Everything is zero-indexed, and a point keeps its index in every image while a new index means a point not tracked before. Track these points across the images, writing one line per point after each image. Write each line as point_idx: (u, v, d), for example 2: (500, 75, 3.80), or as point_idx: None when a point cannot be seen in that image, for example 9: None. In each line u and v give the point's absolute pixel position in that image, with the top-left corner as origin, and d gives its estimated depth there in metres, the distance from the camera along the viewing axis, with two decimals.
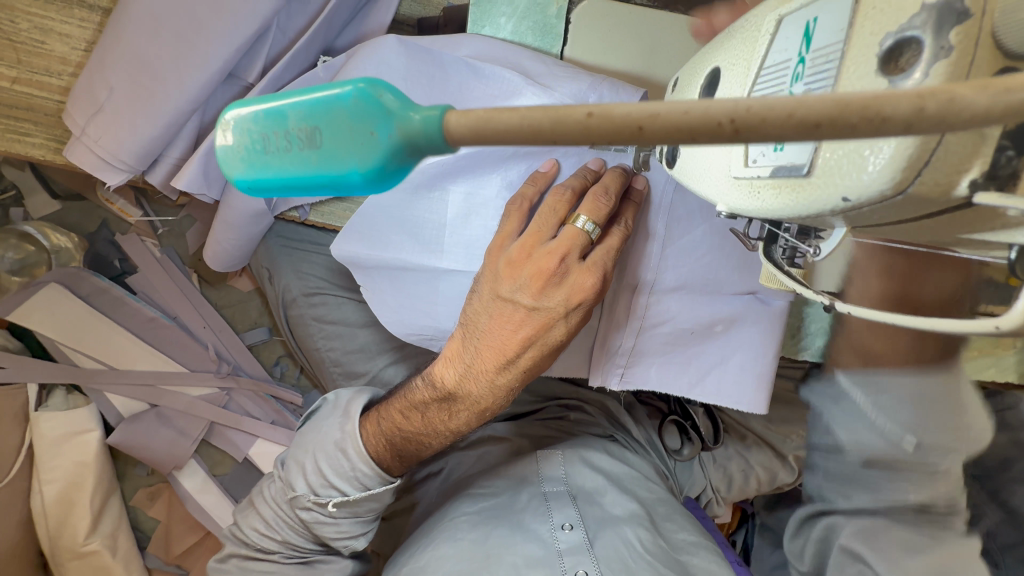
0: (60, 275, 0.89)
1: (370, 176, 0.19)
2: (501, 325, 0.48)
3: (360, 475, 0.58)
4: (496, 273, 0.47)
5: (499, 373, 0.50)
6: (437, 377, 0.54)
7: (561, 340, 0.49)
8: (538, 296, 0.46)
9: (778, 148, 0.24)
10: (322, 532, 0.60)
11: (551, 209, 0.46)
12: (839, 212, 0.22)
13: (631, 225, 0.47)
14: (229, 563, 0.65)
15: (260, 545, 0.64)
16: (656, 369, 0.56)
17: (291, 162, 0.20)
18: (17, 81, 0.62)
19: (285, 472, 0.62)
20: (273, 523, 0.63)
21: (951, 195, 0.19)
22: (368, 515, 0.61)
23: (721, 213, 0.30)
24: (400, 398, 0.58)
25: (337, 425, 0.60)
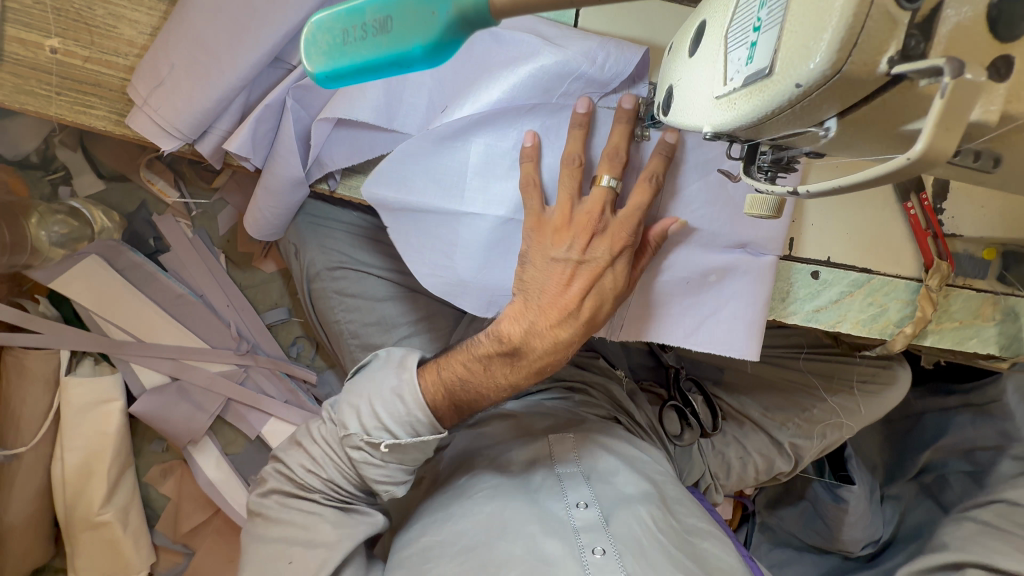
0: (100, 248, 0.95)
1: (429, 49, 0.25)
2: (556, 281, 0.56)
3: (413, 422, 0.62)
4: (545, 238, 0.56)
5: (560, 325, 0.56)
6: (501, 334, 0.59)
7: (610, 288, 0.56)
8: (585, 249, 0.55)
9: (749, 60, 0.30)
10: (367, 473, 0.64)
11: (573, 174, 0.55)
12: (794, 104, 0.28)
13: (657, 180, 0.54)
14: (270, 499, 0.69)
15: (302, 483, 0.68)
16: (656, 324, 0.61)
17: (365, 48, 0.26)
18: (88, 59, 0.70)
19: (336, 414, 0.66)
20: (319, 461, 0.67)
21: (875, 73, 0.25)
22: (411, 464, 0.65)
23: (706, 135, 0.36)
24: (461, 351, 0.63)
25: (391, 372, 0.64)
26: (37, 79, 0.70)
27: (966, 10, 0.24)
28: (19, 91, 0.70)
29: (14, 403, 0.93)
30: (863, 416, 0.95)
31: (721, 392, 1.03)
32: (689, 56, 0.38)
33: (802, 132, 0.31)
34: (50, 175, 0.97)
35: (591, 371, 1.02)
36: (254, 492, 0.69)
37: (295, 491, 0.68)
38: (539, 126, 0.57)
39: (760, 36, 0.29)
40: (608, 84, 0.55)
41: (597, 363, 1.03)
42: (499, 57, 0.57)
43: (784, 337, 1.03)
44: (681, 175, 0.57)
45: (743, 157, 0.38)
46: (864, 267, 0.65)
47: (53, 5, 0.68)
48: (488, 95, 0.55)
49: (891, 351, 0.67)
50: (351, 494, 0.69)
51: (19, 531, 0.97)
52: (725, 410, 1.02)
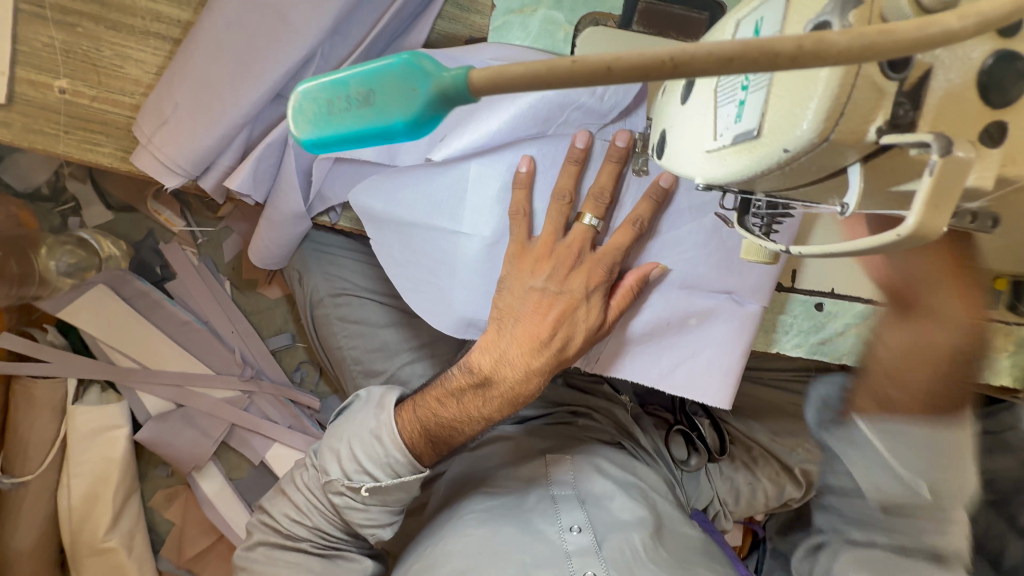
0: (107, 277, 0.97)
1: (411, 123, 0.25)
2: (532, 311, 0.56)
3: (393, 462, 0.61)
4: (522, 268, 0.56)
5: (534, 355, 0.56)
6: (474, 364, 0.58)
7: (585, 323, 0.56)
8: (562, 282, 0.55)
9: (738, 118, 0.29)
10: (350, 518, 0.63)
11: (559, 211, 0.55)
12: (782, 166, 0.27)
13: (642, 225, 0.55)
14: (256, 551, 0.68)
15: (290, 531, 0.67)
16: (634, 358, 0.61)
17: (349, 119, 0.26)
18: (96, 98, 0.71)
19: (319, 459, 0.65)
20: (305, 509, 0.67)
21: (864, 140, 0.24)
22: (396, 505, 0.64)
23: (699, 185, 0.35)
24: (436, 386, 0.62)
25: (370, 415, 0.64)
26: (45, 118, 0.71)
27: (955, 77, 0.24)
28: (27, 129, 0.71)
29: (21, 431, 0.94)
30: None
31: (728, 417, 1.01)
32: (682, 102, 0.38)
33: (795, 188, 0.30)
34: (60, 206, 0.99)
35: (596, 395, 1.00)
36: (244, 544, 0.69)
37: (283, 543, 0.67)
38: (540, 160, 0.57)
39: (748, 95, 0.29)
40: (607, 114, 0.55)
41: (601, 389, 1.01)
42: None
43: (783, 360, 1.01)
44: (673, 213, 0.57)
45: (736, 208, 0.38)
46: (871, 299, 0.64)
47: (62, 47, 0.70)
48: (485, 127, 0.54)
49: None
50: (340, 537, 0.68)
51: (25, 558, 0.97)
52: (733, 434, 1.01)
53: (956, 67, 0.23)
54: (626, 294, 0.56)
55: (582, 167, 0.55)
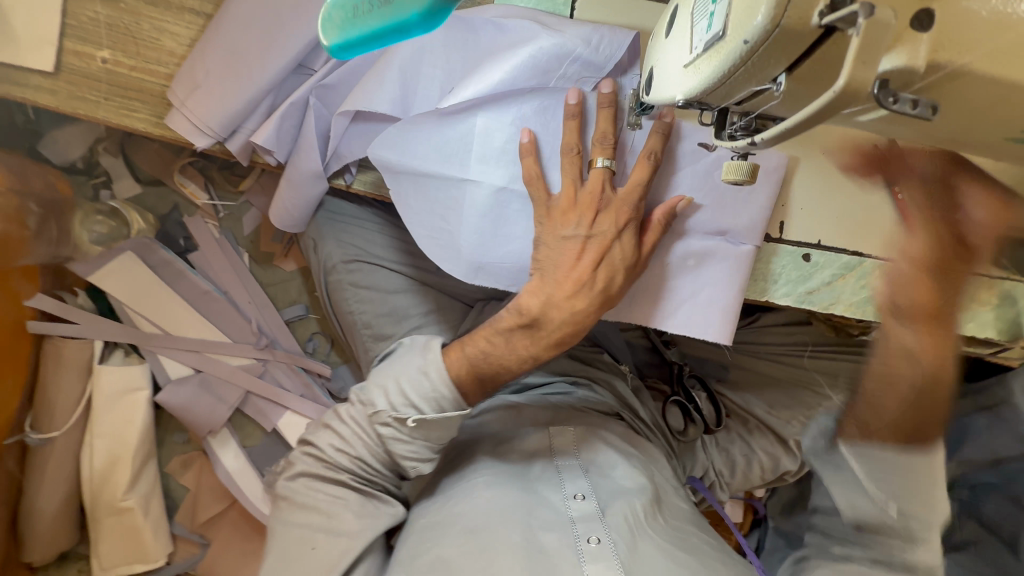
0: (135, 245, 1.02)
1: (426, 16, 0.31)
2: (568, 254, 0.60)
3: (439, 398, 0.64)
4: (551, 221, 0.61)
5: (575, 295, 0.60)
6: (523, 307, 0.62)
7: (620, 262, 0.60)
8: (591, 225, 0.60)
9: (709, 28, 0.34)
10: (395, 449, 0.66)
11: (571, 164, 0.59)
12: (745, 60, 0.31)
13: (655, 160, 0.59)
14: (298, 482, 0.72)
15: (334, 461, 0.71)
16: (651, 308, 0.65)
17: (373, 19, 0.32)
18: (134, 68, 0.77)
19: (365, 394, 0.68)
20: (349, 438, 0.72)
21: (809, 26, 0.28)
22: (438, 442, 0.66)
23: (679, 104, 0.39)
24: (484, 327, 0.66)
25: (417, 357, 0.67)
26: (88, 86, 0.77)
27: None
28: (72, 96, 0.77)
29: (49, 390, 0.98)
30: None
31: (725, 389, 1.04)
32: (666, 36, 0.42)
33: (756, 91, 0.34)
34: (93, 180, 1.05)
35: (597, 367, 1.04)
36: (284, 475, 0.73)
37: (320, 474, 0.71)
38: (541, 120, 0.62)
39: (716, 6, 0.33)
40: (602, 66, 0.60)
41: (602, 359, 1.05)
42: (502, 44, 0.62)
43: (782, 333, 1.03)
44: (676, 162, 0.62)
45: (715, 122, 0.41)
46: (857, 251, 0.67)
47: (106, 21, 0.76)
48: (490, 78, 0.59)
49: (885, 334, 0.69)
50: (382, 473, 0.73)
51: (47, 515, 1.01)
52: (730, 407, 1.04)
53: None
54: (656, 228, 0.60)
55: (580, 121, 0.60)
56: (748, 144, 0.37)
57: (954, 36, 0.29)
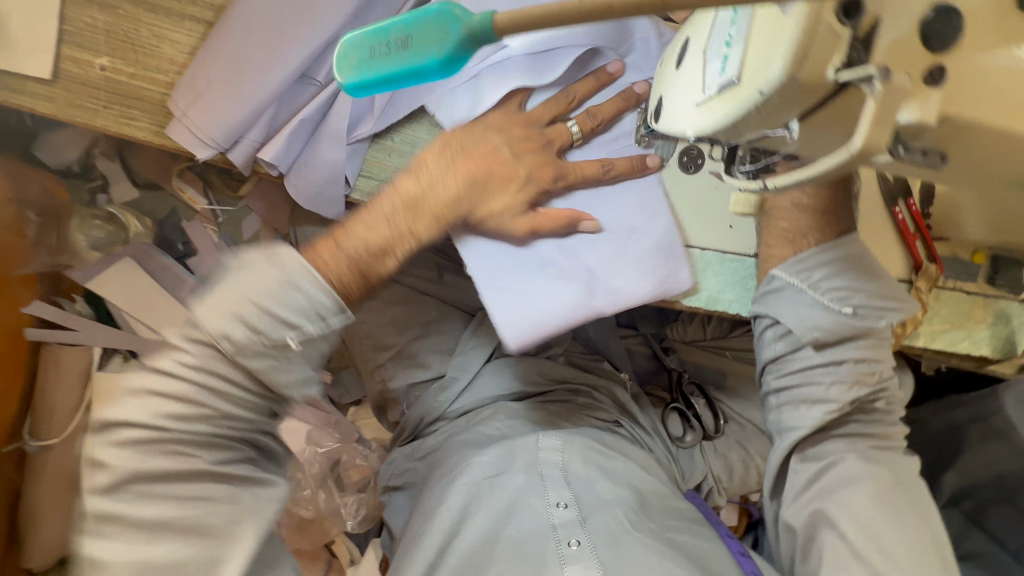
0: (132, 250, 1.03)
1: (443, 63, 0.29)
2: (483, 155, 0.66)
3: (318, 309, 0.56)
4: (497, 121, 0.67)
5: (450, 207, 0.64)
6: (404, 188, 0.64)
7: (506, 199, 0.65)
8: (518, 152, 0.66)
9: (722, 71, 0.34)
10: (272, 381, 0.55)
11: (556, 103, 0.68)
12: (758, 108, 0.32)
13: (607, 169, 0.66)
14: (126, 492, 0.51)
15: (158, 425, 0.52)
16: (489, 287, 0.66)
17: (389, 61, 0.31)
18: (133, 76, 0.76)
19: (199, 331, 0.53)
20: (195, 392, 0.53)
21: (824, 79, 0.29)
22: (319, 358, 0.59)
23: (690, 139, 0.40)
24: (359, 211, 0.63)
25: (257, 267, 0.55)
26: (86, 93, 0.76)
27: (896, 32, 0.28)
28: (69, 103, 0.76)
29: (48, 397, 0.98)
30: None
31: (723, 397, 1.05)
32: (676, 68, 0.42)
33: (766, 133, 0.35)
34: (89, 183, 1.03)
35: (596, 374, 1.04)
36: (142, 408, 0.52)
37: (179, 412, 0.53)
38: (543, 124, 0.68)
39: (730, 50, 0.33)
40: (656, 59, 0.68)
41: (601, 367, 1.05)
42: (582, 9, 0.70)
43: None
44: (606, 189, 0.67)
45: (724, 159, 0.43)
46: None
47: (104, 28, 0.75)
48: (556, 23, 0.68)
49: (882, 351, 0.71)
50: (256, 403, 0.57)
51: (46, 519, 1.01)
52: (728, 413, 1.04)
53: (902, 21, 0.28)
54: (546, 219, 0.65)
55: (598, 85, 0.68)
56: (758, 186, 0.36)
57: (957, 95, 0.30)
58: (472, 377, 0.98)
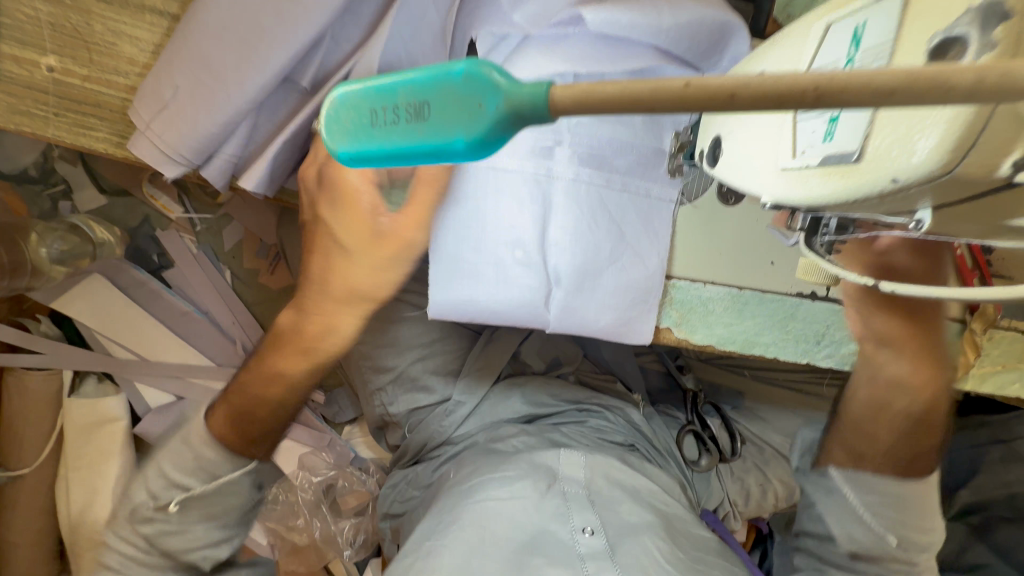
0: (103, 267, 0.93)
1: (473, 144, 0.21)
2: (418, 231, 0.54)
3: None
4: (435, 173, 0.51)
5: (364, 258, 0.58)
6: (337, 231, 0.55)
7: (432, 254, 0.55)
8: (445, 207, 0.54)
9: (828, 137, 0.26)
10: None
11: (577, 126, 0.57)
12: (883, 195, 0.25)
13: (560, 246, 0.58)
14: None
15: None
16: (450, 247, 0.56)
17: (398, 133, 0.23)
18: (87, 78, 0.66)
19: None
20: None
21: (994, 175, 0.21)
22: None
23: (765, 205, 0.33)
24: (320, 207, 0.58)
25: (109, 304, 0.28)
26: (34, 99, 0.66)
27: None
28: (13, 110, 0.66)
29: (16, 424, 0.91)
30: None
31: (739, 417, 1.02)
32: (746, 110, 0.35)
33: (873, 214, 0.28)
34: (49, 189, 0.93)
35: (609, 394, 0.98)
36: None
37: None
38: (569, 131, 0.55)
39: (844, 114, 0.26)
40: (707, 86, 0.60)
41: (613, 387, 1.00)
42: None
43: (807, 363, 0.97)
44: (622, 195, 0.57)
45: (803, 229, 0.36)
46: None
47: (48, 20, 0.64)
48: (642, 15, 0.55)
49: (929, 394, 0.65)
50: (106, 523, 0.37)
51: (21, 550, 0.95)
52: (745, 434, 1.01)
53: None
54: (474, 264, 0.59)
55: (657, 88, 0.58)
56: (863, 282, 0.35)
57: None
58: (479, 402, 0.92)
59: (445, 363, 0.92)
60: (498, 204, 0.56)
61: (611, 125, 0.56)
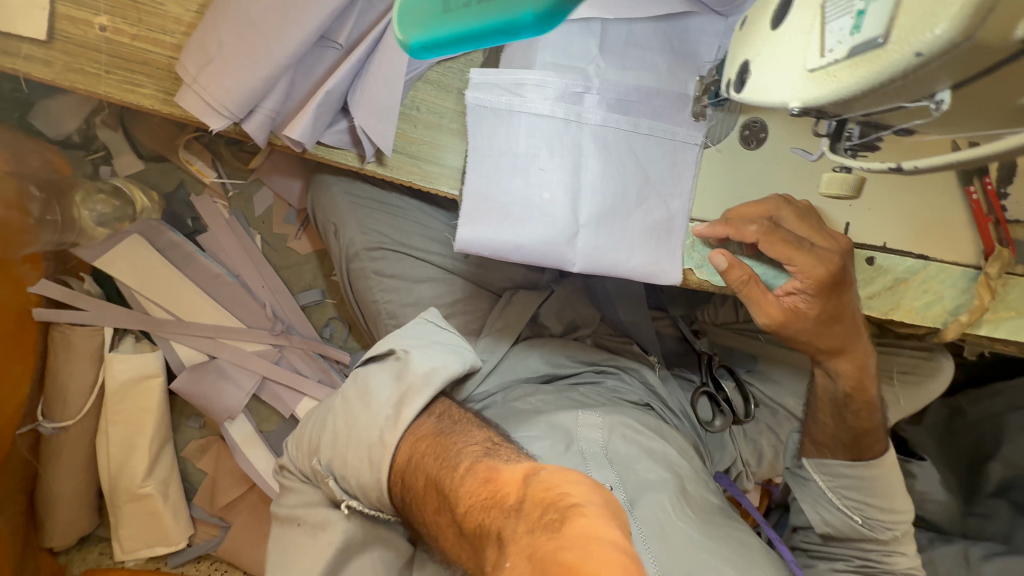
0: (141, 228, 0.96)
1: (540, 16, 0.33)
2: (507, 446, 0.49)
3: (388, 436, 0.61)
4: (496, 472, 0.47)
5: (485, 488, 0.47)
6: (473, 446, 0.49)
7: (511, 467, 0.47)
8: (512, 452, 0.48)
9: (856, 29, 0.30)
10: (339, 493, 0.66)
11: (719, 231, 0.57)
12: (909, 73, 0.28)
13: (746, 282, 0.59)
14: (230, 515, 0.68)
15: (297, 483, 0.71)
16: (482, 183, 0.57)
17: (468, 14, 0.36)
18: (136, 37, 0.70)
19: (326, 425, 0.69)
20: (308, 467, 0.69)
21: (1010, 38, 0.26)
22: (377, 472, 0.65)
23: (793, 111, 0.35)
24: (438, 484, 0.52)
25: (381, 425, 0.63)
26: (86, 57, 0.70)
27: None
28: (67, 68, 0.70)
29: (60, 378, 0.95)
30: (901, 407, 0.94)
31: (754, 380, 1.02)
32: (772, 29, 0.37)
33: (892, 105, 0.32)
34: (91, 154, 0.97)
35: (623, 355, 1.00)
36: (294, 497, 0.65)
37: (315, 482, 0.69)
38: (596, 77, 0.58)
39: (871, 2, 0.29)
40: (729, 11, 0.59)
41: (630, 349, 1.01)
42: None
43: None
44: (648, 139, 0.60)
45: (828, 135, 0.40)
46: (920, 254, 0.64)
47: None
48: None
49: (942, 339, 0.67)
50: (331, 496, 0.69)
51: (63, 500, 1.00)
52: (759, 397, 1.02)
53: None
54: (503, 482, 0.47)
55: (675, 22, 0.59)
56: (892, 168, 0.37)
57: None
58: (499, 360, 0.93)
59: (467, 323, 0.95)
60: (530, 151, 0.58)
61: (637, 73, 0.59)
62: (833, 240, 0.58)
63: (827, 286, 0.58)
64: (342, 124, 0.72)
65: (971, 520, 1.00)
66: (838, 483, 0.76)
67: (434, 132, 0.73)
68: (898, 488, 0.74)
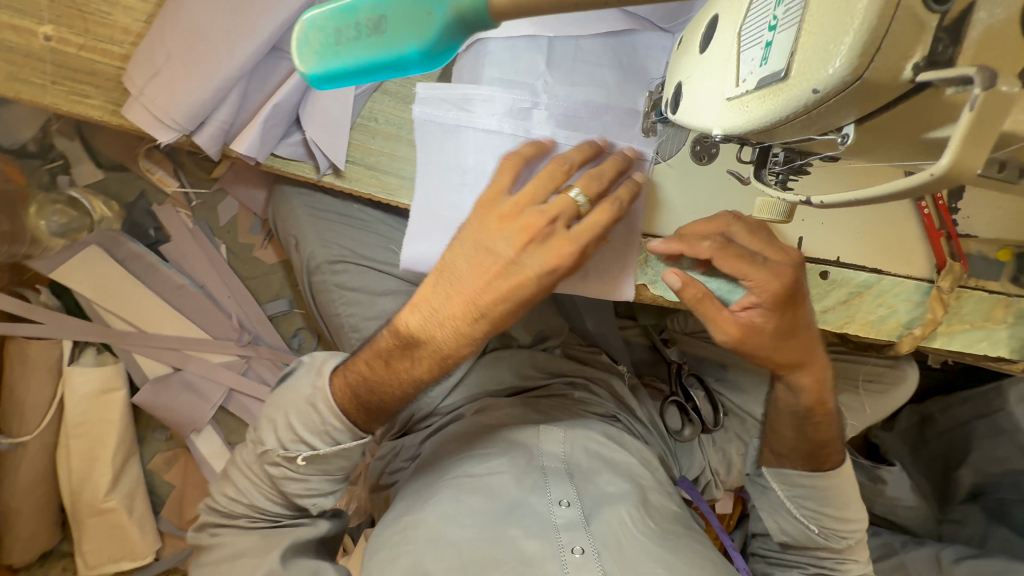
0: (99, 238, 0.93)
1: (424, 52, 0.31)
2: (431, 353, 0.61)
3: (330, 431, 0.62)
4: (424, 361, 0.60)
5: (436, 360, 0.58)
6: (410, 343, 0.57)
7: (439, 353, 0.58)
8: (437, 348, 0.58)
9: (764, 60, 0.30)
10: (288, 488, 0.65)
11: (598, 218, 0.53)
12: (811, 108, 0.28)
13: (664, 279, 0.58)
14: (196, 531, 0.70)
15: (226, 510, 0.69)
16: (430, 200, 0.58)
17: (359, 46, 0.32)
18: (83, 47, 0.68)
19: (257, 430, 0.66)
20: (241, 490, 0.68)
21: (900, 78, 0.26)
22: (335, 475, 0.66)
23: (716, 138, 0.35)
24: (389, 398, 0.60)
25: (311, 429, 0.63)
26: (32, 67, 0.68)
27: (998, 14, 0.26)
28: (13, 78, 0.68)
29: (17, 392, 0.93)
30: (867, 416, 0.94)
31: (722, 389, 1.03)
32: (700, 51, 0.37)
33: (805, 136, 0.32)
34: (48, 164, 0.95)
35: (592, 366, 1.00)
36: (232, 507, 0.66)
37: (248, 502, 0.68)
38: (544, 93, 0.57)
39: (775, 35, 0.29)
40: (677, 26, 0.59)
41: (598, 359, 1.01)
42: None
43: None
44: None
45: (754, 162, 0.42)
46: (874, 269, 0.64)
47: None
48: None
49: (898, 353, 0.67)
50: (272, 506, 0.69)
51: (23, 516, 0.98)
52: (727, 405, 1.01)
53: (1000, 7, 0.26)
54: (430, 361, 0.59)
55: (623, 38, 0.59)
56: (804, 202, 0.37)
57: None
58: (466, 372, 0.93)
59: None
60: (476, 167, 0.58)
61: (585, 89, 0.59)
62: (783, 253, 0.58)
63: (782, 300, 0.57)
64: (296, 137, 0.71)
65: (946, 525, 1.03)
66: (795, 493, 0.76)
67: (391, 143, 0.72)
68: (851, 498, 0.74)
